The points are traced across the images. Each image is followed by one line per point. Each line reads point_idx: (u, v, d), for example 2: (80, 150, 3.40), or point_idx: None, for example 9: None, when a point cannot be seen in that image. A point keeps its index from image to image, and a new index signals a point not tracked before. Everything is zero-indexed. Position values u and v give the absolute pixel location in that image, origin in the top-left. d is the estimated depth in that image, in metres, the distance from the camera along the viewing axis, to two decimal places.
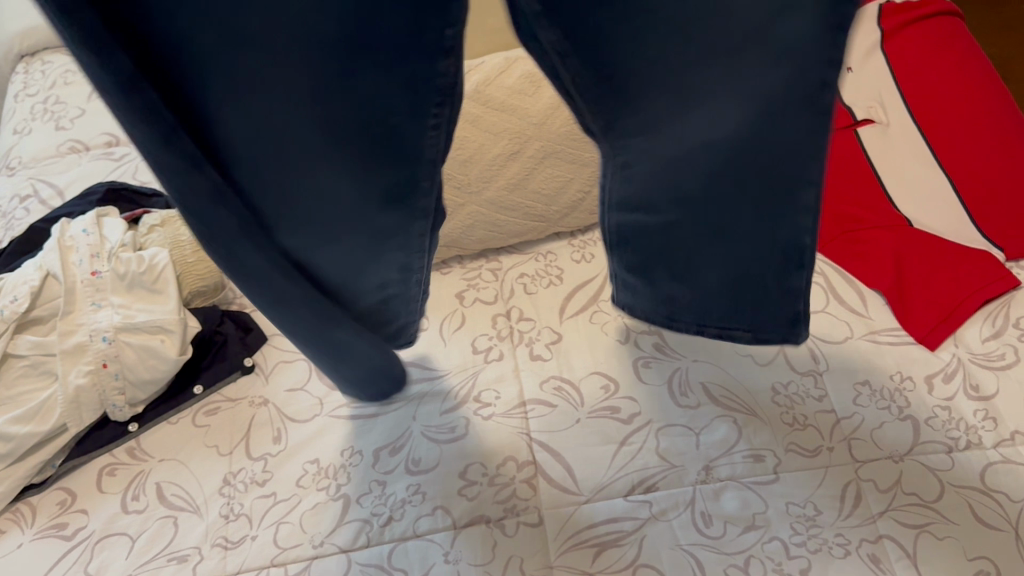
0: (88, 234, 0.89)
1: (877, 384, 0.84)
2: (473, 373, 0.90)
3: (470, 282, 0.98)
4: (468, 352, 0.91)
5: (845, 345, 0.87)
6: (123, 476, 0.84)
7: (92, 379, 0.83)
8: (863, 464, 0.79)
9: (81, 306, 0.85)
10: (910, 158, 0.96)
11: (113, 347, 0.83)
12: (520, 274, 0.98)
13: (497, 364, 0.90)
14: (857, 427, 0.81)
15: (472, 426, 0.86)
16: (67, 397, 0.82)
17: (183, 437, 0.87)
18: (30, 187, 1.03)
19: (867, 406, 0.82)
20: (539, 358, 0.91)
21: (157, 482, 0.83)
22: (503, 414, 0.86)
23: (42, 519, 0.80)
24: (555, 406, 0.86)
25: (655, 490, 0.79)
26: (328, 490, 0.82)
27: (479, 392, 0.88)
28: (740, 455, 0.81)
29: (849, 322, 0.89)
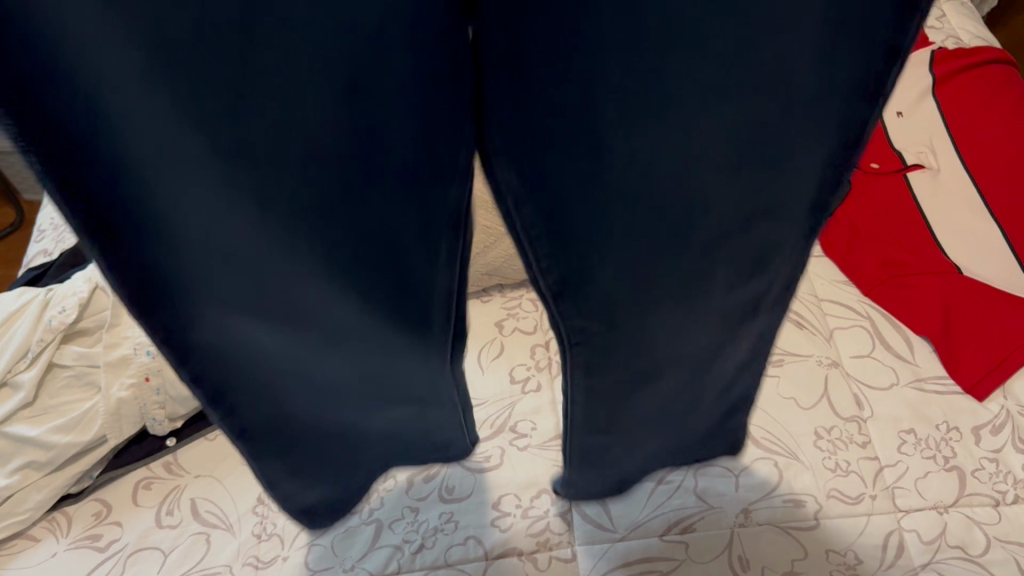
0: None
1: (923, 433, 0.82)
2: (509, 403, 0.89)
3: (510, 311, 0.98)
4: (506, 381, 0.91)
5: (891, 392, 0.85)
6: (159, 490, 0.84)
7: (133, 393, 0.83)
8: (906, 514, 0.77)
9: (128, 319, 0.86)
10: (959, 203, 0.96)
11: (156, 362, 0.84)
12: None
13: (534, 394, 0.90)
14: (901, 476, 0.79)
15: (507, 455, 0.85)
16: (109, 409, 0.83)
17: (219, 454, 0.87)
18: None
19: (912, 455, 0.80)
20: None
21: (191, 498, 0.83)
22: (538, 446, 0.86)
23: (77, 530, 0.81)
24: None
25: (691, 531, 0.78)
26: (361, 514, 0.82)
27: (515, 423, 0.88)
28: (780, 500, 0.79)
29: (895, 368, 0.87)
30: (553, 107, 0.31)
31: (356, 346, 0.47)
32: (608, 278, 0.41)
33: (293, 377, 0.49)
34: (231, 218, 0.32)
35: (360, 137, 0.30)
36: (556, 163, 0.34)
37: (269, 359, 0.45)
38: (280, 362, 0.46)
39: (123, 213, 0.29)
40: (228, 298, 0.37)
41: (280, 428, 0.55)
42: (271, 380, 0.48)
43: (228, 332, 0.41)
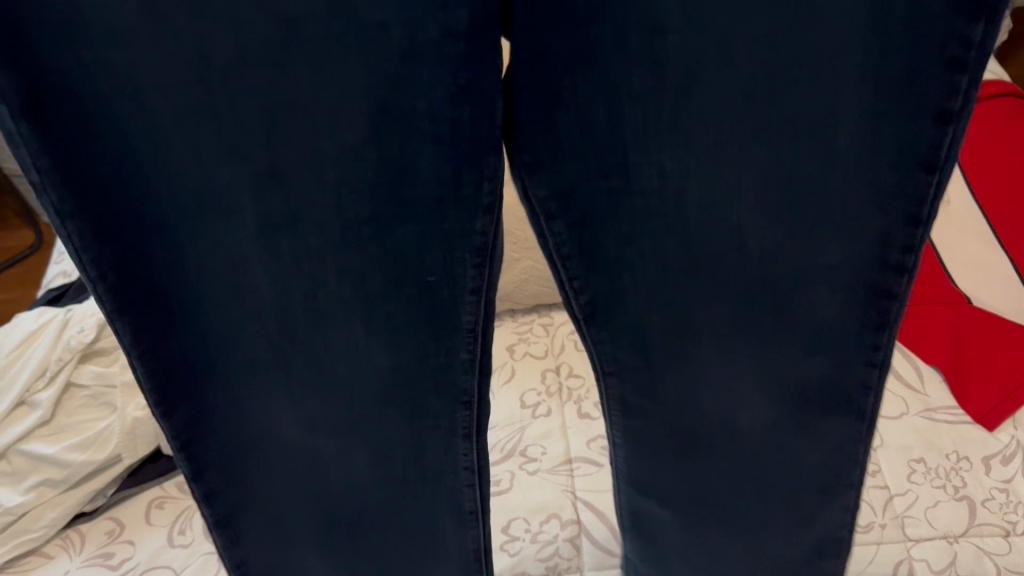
0: None
1: (933, 462, 0.82)
2: (520, 428, 0.90)
3: (521, 336, 0.99)
4: (516, 406, 0.92)
5: (900, 421, 0.85)
6: (172, 509, 0.85)
7: (149, 413, 0.85)
8: (916, 543, 0.77)
9: None
10: (970, 235, 0.97)
11: None
12: (572, 330, 0.99)
13: (545, 419, 0.90)
14: (911, 505, 0.79)
15: (516, 480, 0.85)
16: (124, 428, 0.84)
17: None
18: None
19: (921, 484, 0.80)
20: (587, 416, 0.90)
21: (205, 518, 0.84)
22: (548, 470, 0.86)
23: (90, 548, 0.81)
24: (601, 466, 0.86)
25: None
26: None
27: (526, 446, 0.88)
28: None
29: (905, 397, 0.87)
30: (565, 105, 0.44)
31: (392, 400, 0.54)
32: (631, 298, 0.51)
33: (282, 421, 0.55)
34: (204, 176, 0.42)
35: (399, 101, 0.42)
36: (556, 160, 0.46)
37: (254, 385, 0.52)
38: (261, 394, 0.53)
39: (79, 135, 0.40)
40: (187, 278, 0.46)
41: (255, 490, 0.59)
42: (234, 413, 0.54)
43: (190, 330, 0.49)
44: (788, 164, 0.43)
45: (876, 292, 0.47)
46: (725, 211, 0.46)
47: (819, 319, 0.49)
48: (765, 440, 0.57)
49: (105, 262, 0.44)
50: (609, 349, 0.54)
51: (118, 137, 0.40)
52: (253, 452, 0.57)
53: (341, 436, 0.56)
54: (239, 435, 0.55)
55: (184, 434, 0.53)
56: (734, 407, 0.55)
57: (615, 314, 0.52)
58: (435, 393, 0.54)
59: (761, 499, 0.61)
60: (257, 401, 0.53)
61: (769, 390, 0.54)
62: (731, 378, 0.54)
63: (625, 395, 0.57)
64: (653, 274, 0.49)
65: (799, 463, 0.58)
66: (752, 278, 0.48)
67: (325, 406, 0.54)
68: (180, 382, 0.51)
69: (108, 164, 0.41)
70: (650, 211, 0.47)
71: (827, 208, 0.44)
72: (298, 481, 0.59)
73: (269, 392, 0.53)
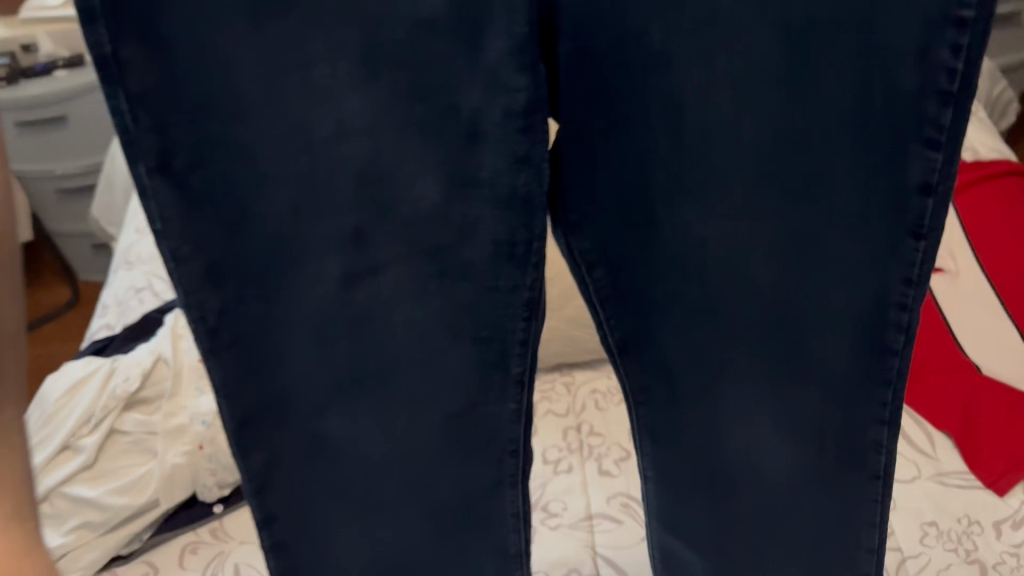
0: None
1: (945, 525, 0.84)
2: (542, 484, 0.93)
3: (545, 395, 1.03)
4: (539, 462, 0.95)
5: (913, 485, 0.88)
6: (204, 554, 0.86)
7: (188, 459, 0.88)
8: None
9: (186, 390, 0.93)
10: (979, 306, 1.00)
11: (210, 431, 0.90)
12: (593, 390, 1.02)
13: (566, 476, 0.93)
14: (925, 566, 0.81)
15: (538, 533, 0.88)
16: (163, 473, 0.88)
17: None
18: (147, 281, 1.13)
19: (934, 547, 0.82)
20: (607, 473, 0.93)
21: (236, 562, 0.85)
22: (569, 525, 0.88)
23: None
24: (621, 522, 0.89)
25: None
26: None
27: (547, 500, 0.91)
28: None
29: (917, 462, 0.90)
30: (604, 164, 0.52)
31: (448, 423, 0.59)
32: (661, 332, 0.58)
33: (344, 464, 0.59)
34: (296, 221, 0.50)
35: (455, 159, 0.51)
36: (596, 214, 0.54)
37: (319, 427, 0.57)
38: (327, 437, 0.58)
39: (192, 192, 0.47)
40: (273, 322, 0.53)
41: (308, 546, 0.62)
42: (306, 460, 0.58)
43: (272, 380, 0.54)
44: (793, 207, 0.51)
45: (879, 343, 0.53)
46: (743, 251, 0.53)
47: (833, 365, 0.56)
48: (792, 487, 0.62)
49: (206, 309, 0.50)
50: (642, 383, 0.61)
51: (228, 192, 0.48)
52: (313, 505, 0.60)
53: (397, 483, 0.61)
54: (303, 486, 0.59)
55: (260, 474, 0.57)
56: (757, 449, 0.61)
57: (646, 358, 0.60)
58: (487, 432, 0.60)
59: (782, 544, 0.65)
60: (324, 444, 0.58)
61: (789, 435, 0.59)
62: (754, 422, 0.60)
63: (658, 441, 0.63)
64: (677, 309, 0.56)
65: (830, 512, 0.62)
66: (768, 325, 0.55)
67: (382, 448, 0.59)
68: (258, 431, 0.55)
69: (219, 217, 0.48)
70: (674, 253, 0.54)
71: (830, 244, 0.51)
72: (352, 533, 0.63)
73: (334, 434, 0.58)
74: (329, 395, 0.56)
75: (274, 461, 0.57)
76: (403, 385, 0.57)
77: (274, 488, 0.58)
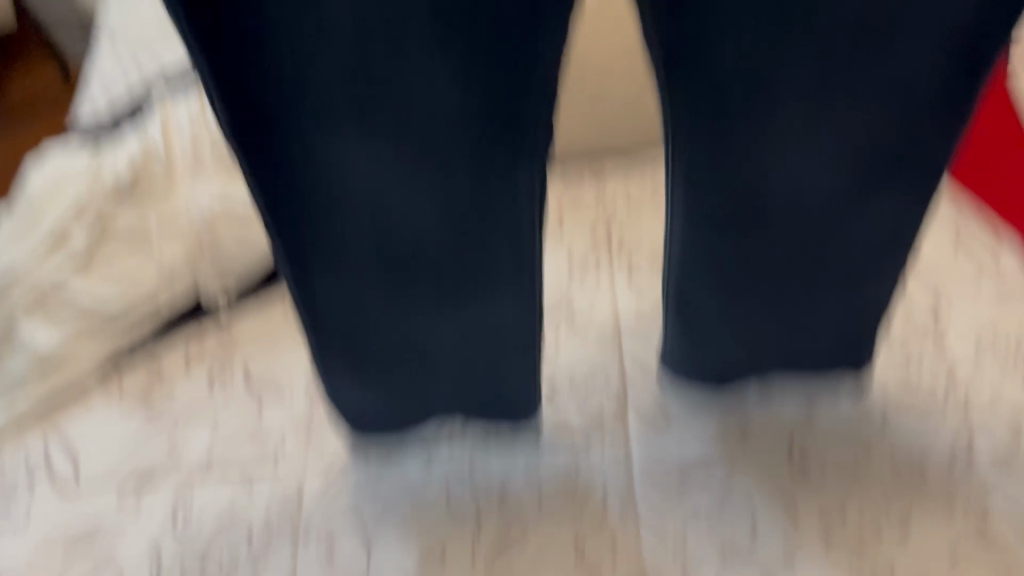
0: (190, 108, 0.88)
1: (1001, 344, 0.78)
2: (567, 291, 0.86)
3: (571, 194, 0.93)
4: (564, 267, 0.88)
5: (970, 301, 0.81)
6: (209, 357, 0.82)
7: (188, 256, 0.84)
8: (975, 424, 0.74)
9: (182, 186, 0.86)
10: None
11: (210, 224, 0.84)
12: (625, 188, 0.93)
13: (593, 283, 0.87)
14: (975, 386, 0.76)
15: (562, 342, 0.83)
16: (163, 269, 0.83)
17: (272, 324, 0.84)
18: (128, 53, 1.00)
19: (986, 366, 0.77)
20: (638, 282, 0.87)
21: (244, 363, 0.82)
22: (596, 335, 0.83)
23: (130, 390, 0.81)
24: (650, 333, 0.83)
25: (750, 432, 0.76)
26: None
27: (572, 307, 0.85)
28: (845, 399, 0.77)
29: (977, 276, 0.83)
30: None
31: (467, 183, 0.53)
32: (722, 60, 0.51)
33: (355, 205, 0.53)
34: None
35: None
36: None
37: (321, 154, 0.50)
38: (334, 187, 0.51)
39: None
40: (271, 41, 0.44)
41: (318, 283, 0.59)
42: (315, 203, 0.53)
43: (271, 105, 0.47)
44: None
45: (974, 57, 0.51)
46: None
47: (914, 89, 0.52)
48: (832, 201, 0.59)
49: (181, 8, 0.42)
50: (687, 112, 0.55)
51: None
52: (325, 241, 0.56)
53: (408, 227, 0.55)
54: (313, 219, 0.54)
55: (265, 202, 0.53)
56: (806, 171, 0.57)
57: (696, 86, 0.53)
58: (508, 193, 0.55)
59: (806, 263, 0.64)
60: (330, 184, 0.52)
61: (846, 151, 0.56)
62: (819, 139, 0.55)
63: (692, 172, 0.59)
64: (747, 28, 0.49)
65: (859, 220, 0.61)
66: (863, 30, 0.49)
67: (399, 190, 0.52)
68: (262, 155, 0.50)
69: None
70: None
71: None
72: (359, 275, 0.58)
73: (344, 171, 0.51)
74: (335, 139, 0.49)
75: (286, 186, 0.52)
76: (418, 123, 0.49)
77: (283, 214, 0.53)
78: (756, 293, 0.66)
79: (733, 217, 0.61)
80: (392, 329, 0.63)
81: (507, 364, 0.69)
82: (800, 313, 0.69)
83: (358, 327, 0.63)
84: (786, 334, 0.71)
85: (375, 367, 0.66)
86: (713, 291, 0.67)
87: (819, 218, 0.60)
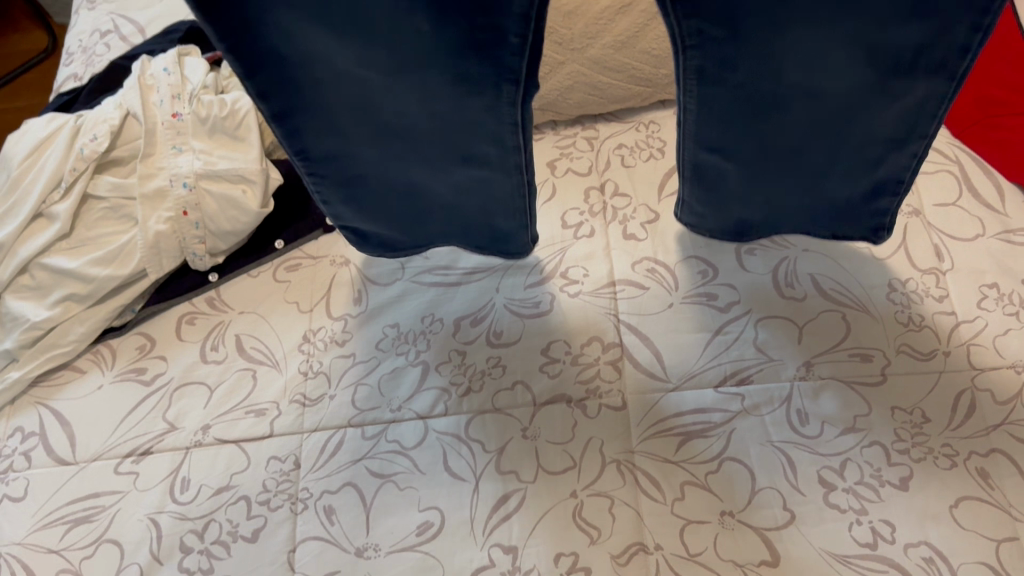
0: (169, 73, 0.84)
1: (1007, 288, 0.76)
2: (561, 249, 0.85)
3: (564, 151, 0.92)
4: (557, 226, 0.86)
5: (975, 245, 0.79)
6: (202, 325, 0.82)
7: (172, 227, 0.81)
8: (979, 373, 0.73)
9: (162, 149, 0.82)
10: None
11: (193, 195, 0.80)
12: (619, 144, 0.91)
13: (587, 241, 0.85)
14: (979, 333, 0.74)
15: (557, 302, 0.82)
16: (147, 242, 0.80)
17: (263, 291, 0.84)
18: (111, 23, 1.00)
19: (992, 311, 0.75)
20: (633, 238, 0.84)
21: (237, 334, 0.81)
22: (590, 294, 0.81)
23: (122, 363, 0.81)
24: (646, 288, 0.81)
25: (748, 383, 0.75)
26: (407, 355, 0.80)
27: (567, 266, 0.83)
28: (846, 352, 0.75)
29: (983, 219, 0.80)
30: None
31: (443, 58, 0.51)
32: None
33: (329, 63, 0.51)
34: None
35: None
36: None
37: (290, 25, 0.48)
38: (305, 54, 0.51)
39: None
40: None
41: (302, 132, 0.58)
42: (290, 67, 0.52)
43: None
44: None
45: None
46: None
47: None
48: (852, 92, 0.55)
49: None
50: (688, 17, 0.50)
51: None
52: (308, 92, 0.54)
53: (385, 82, 0.53)
54: (293, 73, 0.52)
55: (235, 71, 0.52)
56: (829, 62, 0.52)
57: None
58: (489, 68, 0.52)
59: (816, 158, 0.61)
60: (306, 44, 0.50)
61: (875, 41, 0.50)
62: (843, 33, 0.49)
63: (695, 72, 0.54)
64: None
65: (885, 104, 0.56)
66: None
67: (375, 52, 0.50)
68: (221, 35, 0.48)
69: None
70: None
71: None
72: (340, 117, 0.57)
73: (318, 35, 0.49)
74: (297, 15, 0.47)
75: (257, 59, 0.51)
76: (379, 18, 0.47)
77: (258, 80, 0.53)
78: (776, 173, 0.63)
79: (738, 110, 0.57)
80: (380, 165, 0.63)
81: (502, 209, 0.68)
82: (828, 184, 0.65)
83: (349, 167, 0.63)
84: (811, 201, 0.67)
85: (370, 199, 0.67)
86: (734, 168, 0.62)
87: (838, 107, 0.56)
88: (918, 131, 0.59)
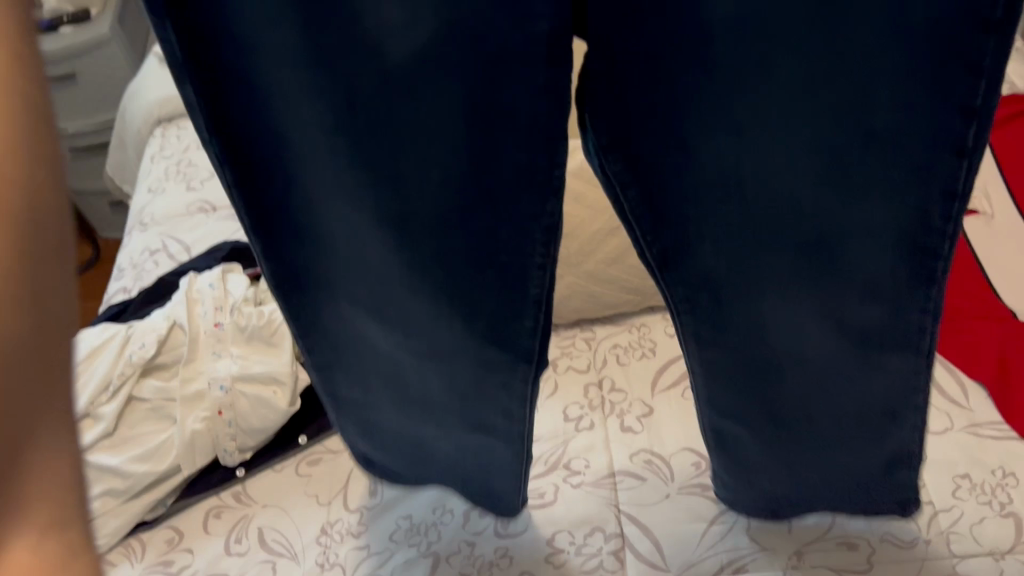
0: (213, 288, 0.96)
1: (977, 478, 0.81)
2: (564, 442, 0.91)
3: (563, 350, 1.01)
4: (560, 420, 0.93)
5: (945, 438, 0.84)
6: (228, 518, 0.87)
7: (207, 425, 0.88)
8: (960, 560, 0.76)
9: (204, 355, 0.91)
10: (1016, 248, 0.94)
11: (229, 397, 0.89)
12: (614, 344, 1.00)
13: (588, 433, 0.91)
14: (955, 521, 0.79)
15: (561, 492, 0.87)
16: (185, 439, 0.88)
17: (285, 484, 0.89)
18: (160, 243, 1.11)
19: (966, 500, 0.80)
20: (630, 430, 0.91)
21: (260, 526, 0.86)
22: (592, 483, 0.87)
23: (151, 555, 0.85)
24: (645, 479, 0.86)
25: (744, 571, 0.79)
26: (420, 546, 0.84)
27: (570, 459, 0.89)
28: (833, 541, 0.80)
29: (950, 413, 0.86)
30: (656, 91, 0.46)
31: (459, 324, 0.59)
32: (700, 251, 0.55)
33: (380, 328, 0.62)
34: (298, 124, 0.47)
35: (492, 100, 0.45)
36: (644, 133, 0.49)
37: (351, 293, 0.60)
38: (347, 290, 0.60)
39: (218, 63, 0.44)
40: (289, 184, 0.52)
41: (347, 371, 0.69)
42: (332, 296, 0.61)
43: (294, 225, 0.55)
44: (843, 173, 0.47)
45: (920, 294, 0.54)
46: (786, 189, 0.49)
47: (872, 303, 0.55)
48: (813, 368, 0.62)
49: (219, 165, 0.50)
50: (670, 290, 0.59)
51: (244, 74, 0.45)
52: (341, 320, 0.63)
53: (428, 348, 0.63)
54: (351, 327, 0.64)
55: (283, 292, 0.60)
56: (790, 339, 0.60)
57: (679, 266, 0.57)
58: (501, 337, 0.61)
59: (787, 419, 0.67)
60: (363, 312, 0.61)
61: (834, 325, 0.57)
62: (804, 336, 0.59)
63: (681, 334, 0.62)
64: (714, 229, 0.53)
65: (860, 378, 0.62)
66: (821, 235, 0.51)
67: (420, 320, 0.60)
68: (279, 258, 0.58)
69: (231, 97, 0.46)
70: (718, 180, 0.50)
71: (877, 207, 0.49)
72: (384, 366, 0.67)
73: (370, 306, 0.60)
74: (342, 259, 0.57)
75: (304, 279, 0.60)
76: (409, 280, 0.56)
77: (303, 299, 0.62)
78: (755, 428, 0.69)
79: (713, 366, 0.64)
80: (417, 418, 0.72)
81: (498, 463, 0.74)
82: (802, 450, 0.70)
83: (364, 387, 0.71)
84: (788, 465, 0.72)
85: (376, 417, 0.75)
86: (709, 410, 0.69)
87: (802, 379, 0.63)
88: (893, 429, 0.66)
